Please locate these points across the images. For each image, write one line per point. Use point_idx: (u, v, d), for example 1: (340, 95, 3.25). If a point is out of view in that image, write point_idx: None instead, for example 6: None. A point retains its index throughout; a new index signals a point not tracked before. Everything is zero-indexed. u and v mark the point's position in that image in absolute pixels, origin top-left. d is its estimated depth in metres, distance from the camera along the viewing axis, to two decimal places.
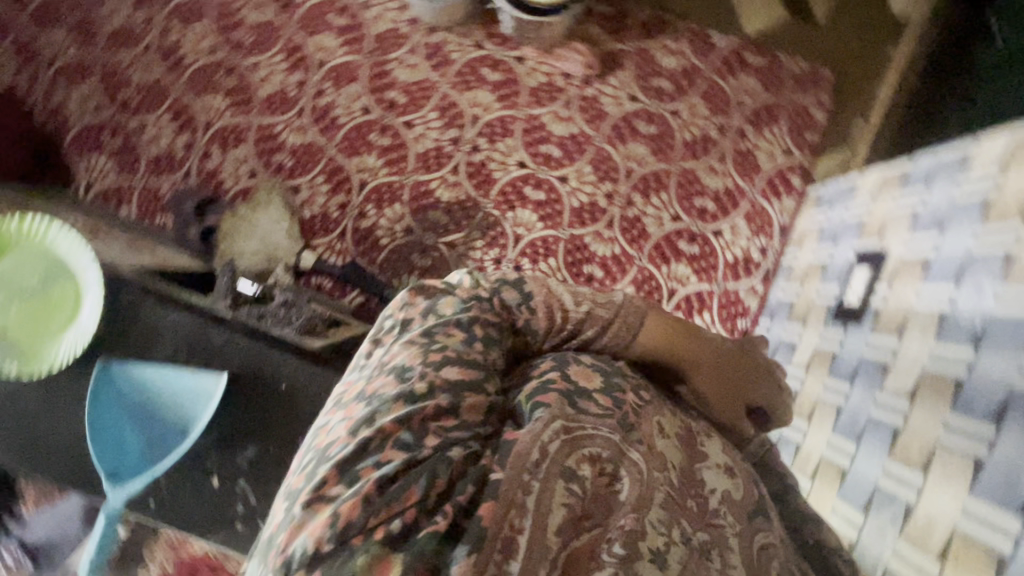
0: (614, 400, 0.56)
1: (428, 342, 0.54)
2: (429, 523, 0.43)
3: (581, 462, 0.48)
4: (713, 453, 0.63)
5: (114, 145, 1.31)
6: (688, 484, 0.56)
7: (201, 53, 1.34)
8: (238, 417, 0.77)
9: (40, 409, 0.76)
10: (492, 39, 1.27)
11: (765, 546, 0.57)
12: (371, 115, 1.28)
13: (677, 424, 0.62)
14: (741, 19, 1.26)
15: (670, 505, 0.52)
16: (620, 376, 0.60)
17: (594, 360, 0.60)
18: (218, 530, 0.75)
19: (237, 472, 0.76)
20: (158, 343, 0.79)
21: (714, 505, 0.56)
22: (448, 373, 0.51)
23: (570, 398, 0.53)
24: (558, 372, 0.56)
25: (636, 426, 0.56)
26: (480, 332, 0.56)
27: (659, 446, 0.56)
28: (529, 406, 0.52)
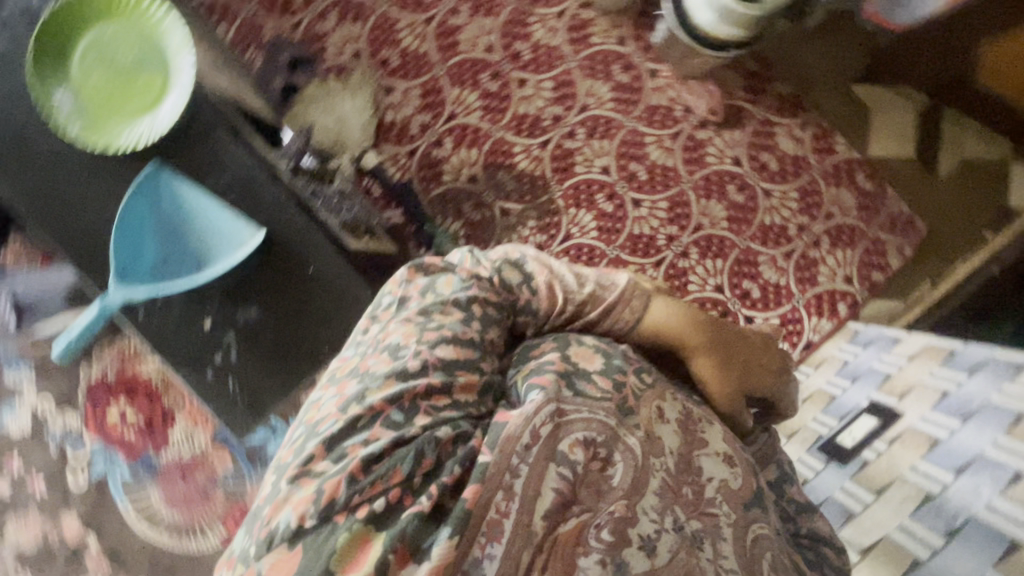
0: (614, 382, 0.54)
1: (425, 322, 0.51)
2: (414, 503, 0.43)
3: (575, 445, 0.48)
4: (714, 440, 0.59)
5: None
6: (686, 473, 0.55)
7: None
8: (255, 277, 0.76)
9: (78, 177, 0.75)
10: (636, 41, 1.24)
11: (758, 537, 0.56)
12: (491, 56, 1.25)
13: (679, 408, 0.58)
14: (871, 137, 1.24)
15: (665, 491, 0.52)
16: (621, 355, 0.57)
17: (597, 338, 0.58)
18: (189, 367, 0.75)
19: (230, 325, 0.76)
20: (213, 172, 0.78)
21: (712, 494, 0.56)
22: (442, 352, 0.49)
23: (569, 380, 0.52)
24: (558, 354, 0.54)
25: (631, 405, 0.54)
26: (480, 313, 0.53)
27: (661, 433, 0.55)
28: (525, 388, 0.51)
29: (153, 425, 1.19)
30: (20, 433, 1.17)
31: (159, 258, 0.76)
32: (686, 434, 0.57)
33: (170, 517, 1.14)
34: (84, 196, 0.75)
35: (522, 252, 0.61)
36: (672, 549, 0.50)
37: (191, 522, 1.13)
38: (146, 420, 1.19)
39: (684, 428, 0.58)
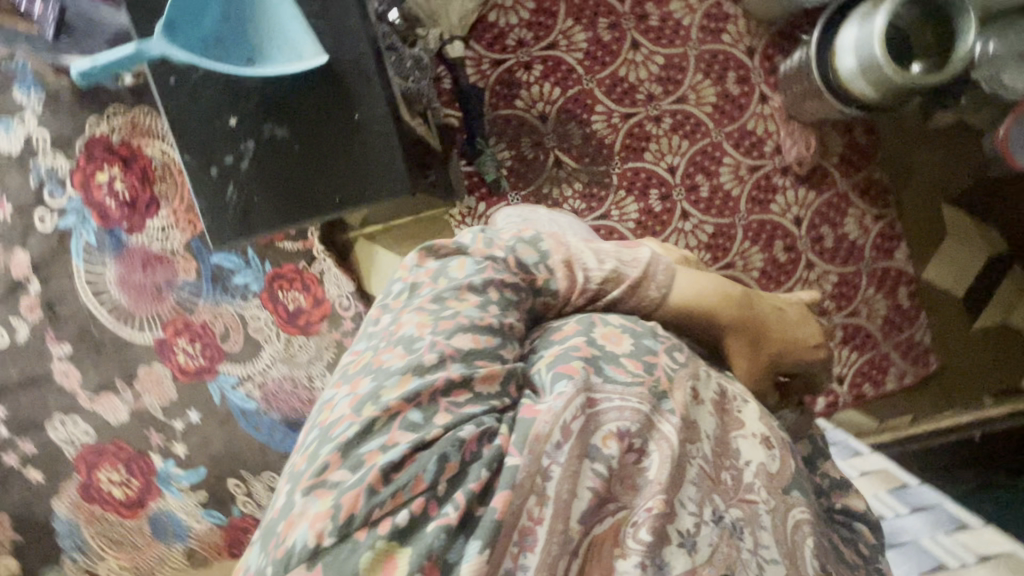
0: (644, 365, 0.52)
1: (439, 309, 0.49)
2: (439, 514, 0.40)
3: (609, 438, 0.47)
4: (750, 421, 0.58)
5: None
6: (721, 455, 0.54)
7: None
8: (299, 99, 0.71)
9: None
10: (764, 59, 1.16)
11: (797, 522, 0.55)
12: (618, 4, 1.16)
13: (715, 385, 0.58)
14: (932, 259, 1.20)
15: (703, 482, 0.50)
16: (652, 336, 0.55)
17: (623, 318, 0.56)
18: (198, 156, 0.72)
19: (254, 134, 0.71)
20: None
21: (752, 479, 0.53)
22: (461, 341, 0.47)
23: (599, 366, 0.50)
24: (582, 338, 0.52)
25: (666, 388, 0.52)
26: (496, 296, 0.51)
27: (698, 415, 0.53)
28: (551, 376, 0.49)
29: (137, 204, 1.18)
30: (6, 150, 1.13)
31: (212, 34, 0.68)
32: (722, 415, 0.56)
33: (117, 297, 1.19)
34: None
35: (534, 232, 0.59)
36: (711, 542, 0.48)
37: (133, 312, 1.19)
38: (132, 197, 1.18)
39: (721, 409, 0.57)
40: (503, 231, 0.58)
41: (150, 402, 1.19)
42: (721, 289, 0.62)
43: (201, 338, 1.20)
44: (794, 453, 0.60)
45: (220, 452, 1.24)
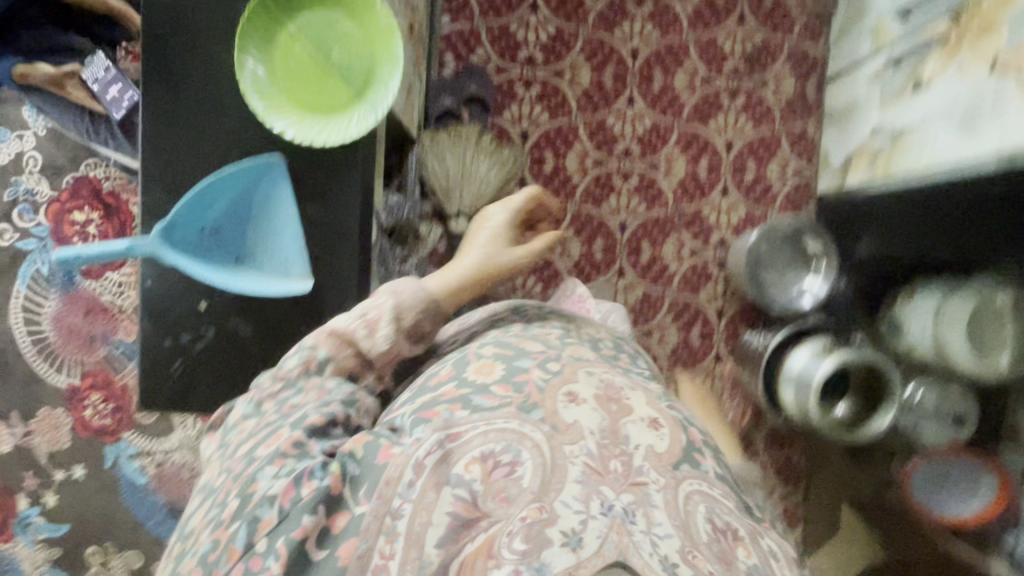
0: (513, 386, 0.62)
1: (233, 448, 0.62)
2: (265, 565, 0.49)
3: (472, 463, 0.53)
4: (639, 408, 0.62)
5: None
6: (607, 441, 0.57)
7: (631, 35, 1.19)
8: (270, 310, 0.73)
9: (200, 98, 0.69)
10: (729, 323, 1.24)
11: (689, 494, 0.55)
12: (620, 234, 1.22)
13: (596, 381, 0.65)
14: (817, 545, 1.33)
15: (586, 476, 0.53)
16: (530, 359, 0.67)
17: (500, 349, 0.70)
18: (155, 324, 0.72)
19: (216, 325, 0.73)
20: (317, 205, 0.72)
21: (641, 462, 0.56)
22: (252, 447, 0.60)
23: (466, 400, 0.61)
24: (450, 387, 0.64)
25: (536, 401, 0.60)
26: (274, 404, 0.64)
27: (574, 417, 0.59)
28: (411, 424, 0.60)
29: (101, 253, 1.16)
30: None
31: (211, 224, 0.71)
32: (607, 405, 0.61)
33: (48, 334, 1.18)
34: (193, 119, 0.69)
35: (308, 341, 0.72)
36: (601, 533, 0.50)
37: (59, 352, 1.18)
38: (99, 244, 1.16)
39: (605, 401, 0.62)
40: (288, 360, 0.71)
41: (39, 443, 1.19)
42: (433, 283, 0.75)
43: (116, 400, 1.19)
44: (689, 429, 0.64)
45: (93, 513, 1.21)
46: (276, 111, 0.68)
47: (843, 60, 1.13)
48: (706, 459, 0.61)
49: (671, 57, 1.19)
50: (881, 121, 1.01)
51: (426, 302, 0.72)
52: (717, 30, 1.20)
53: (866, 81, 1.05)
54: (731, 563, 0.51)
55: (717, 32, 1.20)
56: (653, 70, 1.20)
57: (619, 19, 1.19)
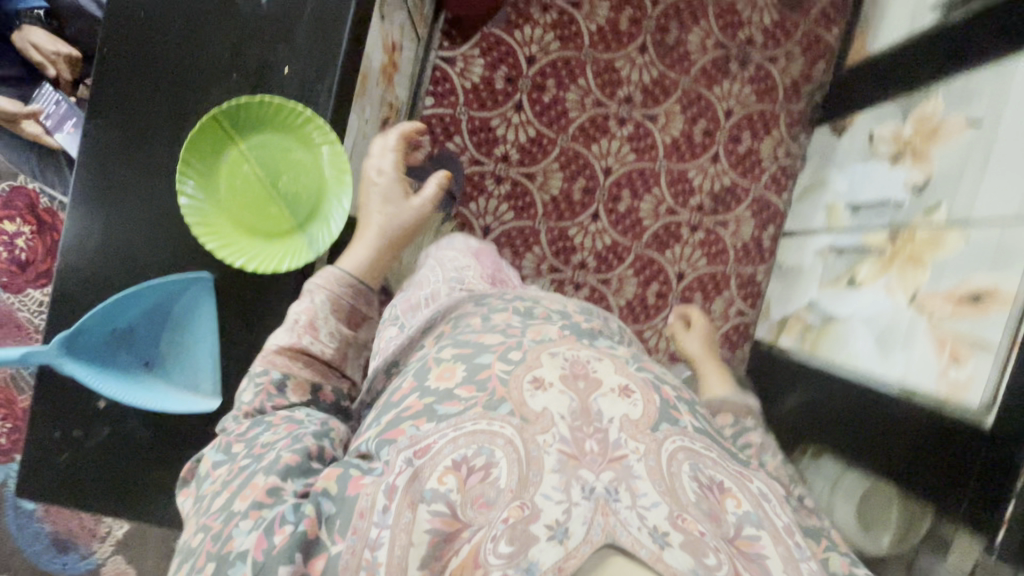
0: (478, 385, 0.47)
1: (206, 498, 0.47)
2: None
3: (446, 474, 0.41)
4: (608, 373, 0.48)
5: (497, 72, 1.17)
6: (577, 422, 0.44)
7: (607, 154, 1.21)
8: (173, 420, 0.71)
9: (138, 204, 0.69)
10: None
11: (673, 453, 0.44)
12: None
13: (560, 362, 0.49)
14: None
15: (562, 464, 0.41)
16: (491, 349, 0.51)
17: (458, 348, 0.52)
18: (47, 414, 0.70)
19: (112, 425, 0.70)
20: (242, 327, 0.70)
21: (617, 435, 0.44)
22: (219, 495, 0.46)
23: (433, 410, 0.46)
24: (415, 398, 0.48)
25: (503, 395, 0.46)
26: (241, 444, 0.51)
27: (542, 403, 0.45)
28: (378, 442, 0.46)
29: (28, 268, 1.12)
30: None
31: (124, 327, 0.68)
32: (575, 385, 0.47)
33: None
34: (129, 223, 0.69)
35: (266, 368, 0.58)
36: (586, 519, 0.39)
37: None
38: (27, 259, 1.12)
39: (573, 380, 0.47)
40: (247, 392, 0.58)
41: None
42: (358, 261, 0.65)
43: (15, 420, 1.14)
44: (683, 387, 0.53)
45: None
46: (208, 233, 0.67)
47: (800, 222, 1.18)
48: (685, 415, 0.48)
49: (640, 182, 1.22)
50: (817, 298, 1.05)
51: (353, 283, 0.64)
52: (689, 164, 1.23)
53: (813, 252, 1.10)
54: (718, 517, 0.42)
55: (689, 165, 1.23)
56: (622, 192, 1.22)
57: (598, 134, 1.20)
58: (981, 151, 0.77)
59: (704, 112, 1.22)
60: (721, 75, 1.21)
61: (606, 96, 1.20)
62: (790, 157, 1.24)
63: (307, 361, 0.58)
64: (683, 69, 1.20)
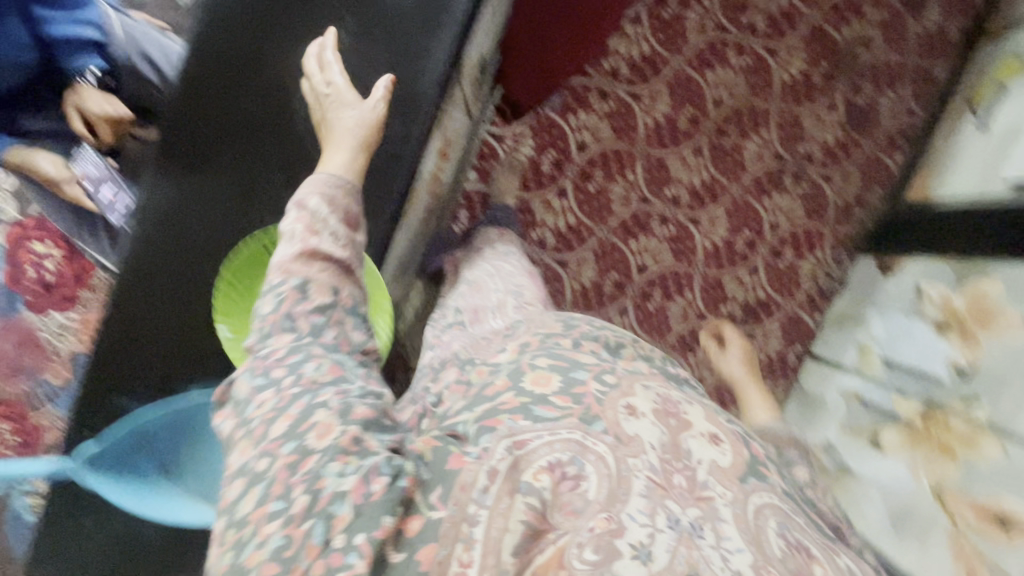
0: (573, 399, 0.44)
1: (261, 421, 0.42)
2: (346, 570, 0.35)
3: (540, 472, 0.39)
4: (698, 420, 0.46)
5: (545, 155, 1.14)
6: (666, 455, 0.42)
7: (645, 251, 1.19)
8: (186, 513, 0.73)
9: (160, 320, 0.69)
10: None
11: (760, 508, 0.42)
12: None
13: (652, 396, 0.46)
14: None
15: (651, 491, 0.39)
16: (585, 365, 0.47)
17: (552, 358, 0.48)
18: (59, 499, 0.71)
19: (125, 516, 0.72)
20: None
21: (705, 478, 0.42)
22: (282, 425, 0.41)
23: (529, 410, 0.43)
24: (512, 393, 0.45)
25: (598, 412, 0.43)
26: (289, 366, 0.44)
27: (634, 429, 0.43)
28: (474, 429, 0.43)
29: (53, 291, 1.11)
30: None
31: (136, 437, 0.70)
32: (666, 420, 0.45)
33: None
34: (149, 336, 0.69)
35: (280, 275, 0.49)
36: (671, 549, 0.36)
37: None
38: (53, 282, 1.11)
39: (663, 416, 0.45)
40: (267, 300, 0.49)
41: None
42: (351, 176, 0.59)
43: None
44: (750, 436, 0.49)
45: None
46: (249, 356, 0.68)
47: (829, 350, 1.16)
48: (772, 473, 0.46)
49: (674, 283, 1.20)
50: (835, 440, 1.03)
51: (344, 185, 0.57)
52: (726, 273, 1.20)
53: (838, 390, 1.08)
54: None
55: (726, 273, 1.20)
56: (654, 291, 1.20)
57: (638, 231, 1.18)
58: None
59: (750, 223, 1.19)
60: (773, 188, 1.18)
61: (653, 193, 1.17)
62: (829, 278, 1.21)
63: (324, 265, 0.50)
64: (736, 176, 1.17)
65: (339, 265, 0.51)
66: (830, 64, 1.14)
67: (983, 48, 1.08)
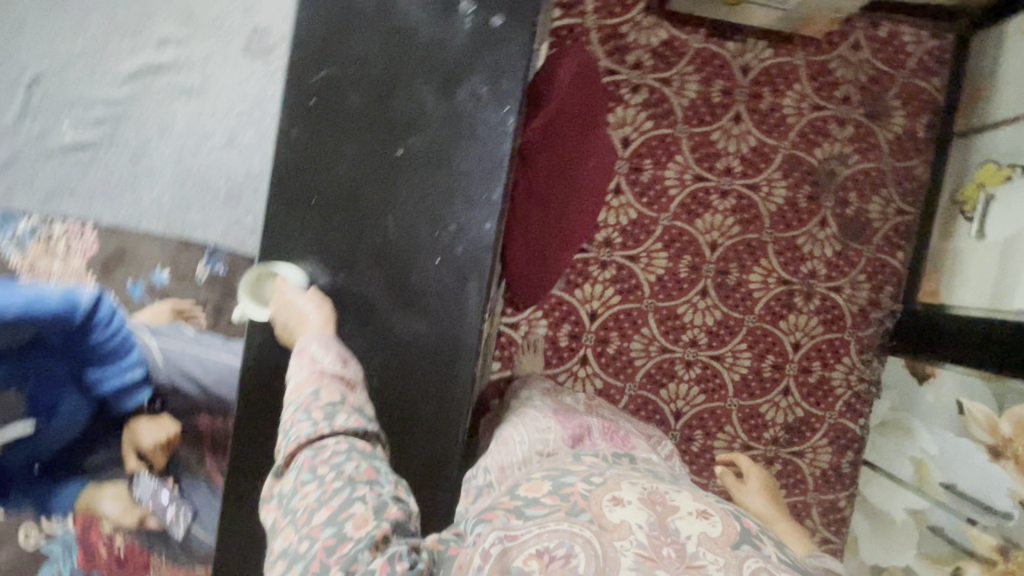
0: (562, 497, 0.54)
1: (301, 510, 0.50)
2: None
3: (530, 558, 0.49)
4: (683, 502, 0.54)
5: (562, 330, 1.18)
6: (655, 532, 0.51)
7: (676, 395, 1.21)
8: None
9: None
10: None
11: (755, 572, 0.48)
12: None
13: (638, 488, 0.55)
14: None
15: (639, 566, 0.48)
16: (575, 472, 0.58)
17: (547, 471, 0.60)
18: None
19: None
20: None
21: (695, 548, 0.49)
22: (320, 516, 0.49)
23: (520, 511, 0.54)
24: (508, 497, 0.57)
25: (584, 505, 0.53)
26: (325, 463, 0.51)
27: (620, 516, 0.51)
28: (474, 521, 0.55)
29: None
30: None
31: None
32: (654, 507, 0.53)
33: None
34: None
35: (303, 387, 0.57)
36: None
37: None
38: None
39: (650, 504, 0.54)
40: (290, 400, 0.56)
41: None
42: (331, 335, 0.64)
43: None
44: (743, 516, 0.55)
45: None
46: None
47: (882, 458, 1.16)
48: (762, 543, 0.52)
49: (712, 421, 1.21)
50: (916, 566, 1.04)
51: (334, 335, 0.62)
52: (761, 399, 1.21)
53: (904, 508, 1.08)
54: None
55: (760, 400, 1.22)
56: (694, 432, 1.21)
57: (666, 379, 1.20)
58: None
59: (772, 348, 1.20)
60: (786, 310, 1.20)
61: (672, 340, 1.19)
62: (863, 382, 1.22)
63: (332, 381, 0.57)
64: (747, 306, 1.20)
65: (346, 380, 0.58)
66: (813, 186, 1.18)
67: (957, 146, 1.11)
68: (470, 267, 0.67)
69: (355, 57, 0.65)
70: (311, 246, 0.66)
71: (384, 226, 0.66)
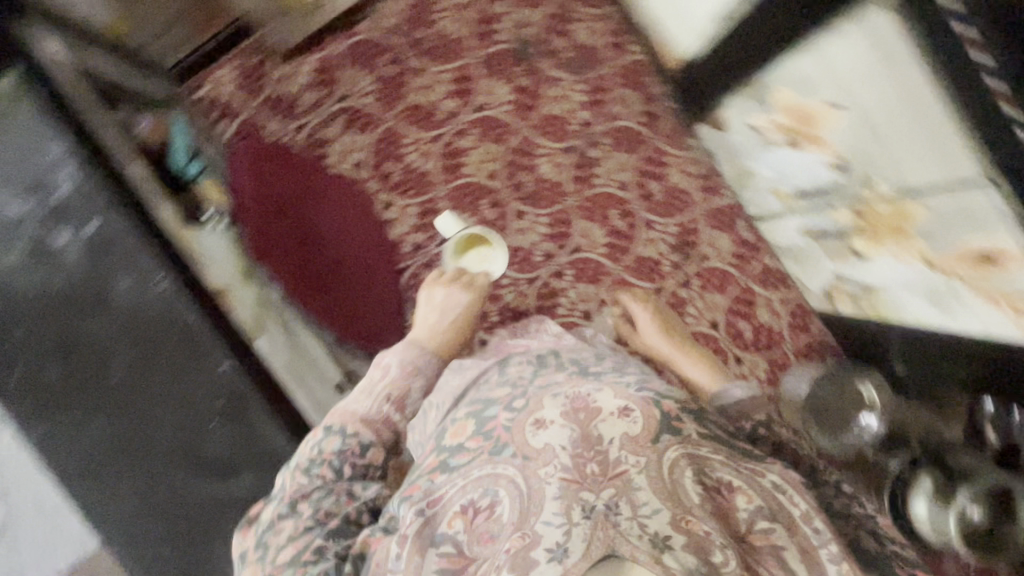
0: (483, 436, 0.62)
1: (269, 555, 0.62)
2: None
3: (453, 519, 0.57)
4: (606, 401, 0.62)
5: None
6: (579, 448, 0.57)
7: (574, 305, 1.22)
8: None
9: None
10: None
11: (674, 461, 0.58)
12: None
13: (561, 400, 0.63)
14: None
15: (565, 489, 0.54)
16: (497, 403, 0.67)
17: (472, 408, 0.68)
18: None
19: None
20: None
21: (616, 454, 0.57)
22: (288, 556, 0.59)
23: (446, 464, 0.62)
24: (433, 459, 0.64)
25: (506, 439, 0.61)
26: (307, 509, 0.63)
27: (543, 439, 0.59)
28: (399, 503, 0.61)
29: None
30: None
31: None
32: (577, 416, 0.60)
33: None
34: None
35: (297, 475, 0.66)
36: (587, 534, 0.51)
37: None
38: None
39: (573, 412, 0.61)
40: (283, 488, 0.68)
41: None
42: (424, 367, 0.79)
43: None
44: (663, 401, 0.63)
45: None
46: None
47: (758, 208, 1.17)
48: (685, 422, 0.62)
49: (618, 298, 1.23)
50: (839, 270, 1.03)
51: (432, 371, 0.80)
52: (636, 248, 1.23)
53: (798, 232, 1.08)
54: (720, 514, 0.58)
55: (638, 248, 1.23)
56: None
57: (555, 301, 1.22)
58: (865, 128, 0.75)
59: (607, 205, 1.22)
60: (591, 168, 1.22)
61: (531, 270, 1.21)
62: (698, 163, 1.23)
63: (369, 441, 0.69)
64: (560, 193, 1.21)
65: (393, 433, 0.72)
66: (521, 63, 1.20)
67: None
68: (241, 407, 0.73)
69: (21, 346, 0.70)
70: (112, 496, 0.71)
71: (151, 434, 0.71)
